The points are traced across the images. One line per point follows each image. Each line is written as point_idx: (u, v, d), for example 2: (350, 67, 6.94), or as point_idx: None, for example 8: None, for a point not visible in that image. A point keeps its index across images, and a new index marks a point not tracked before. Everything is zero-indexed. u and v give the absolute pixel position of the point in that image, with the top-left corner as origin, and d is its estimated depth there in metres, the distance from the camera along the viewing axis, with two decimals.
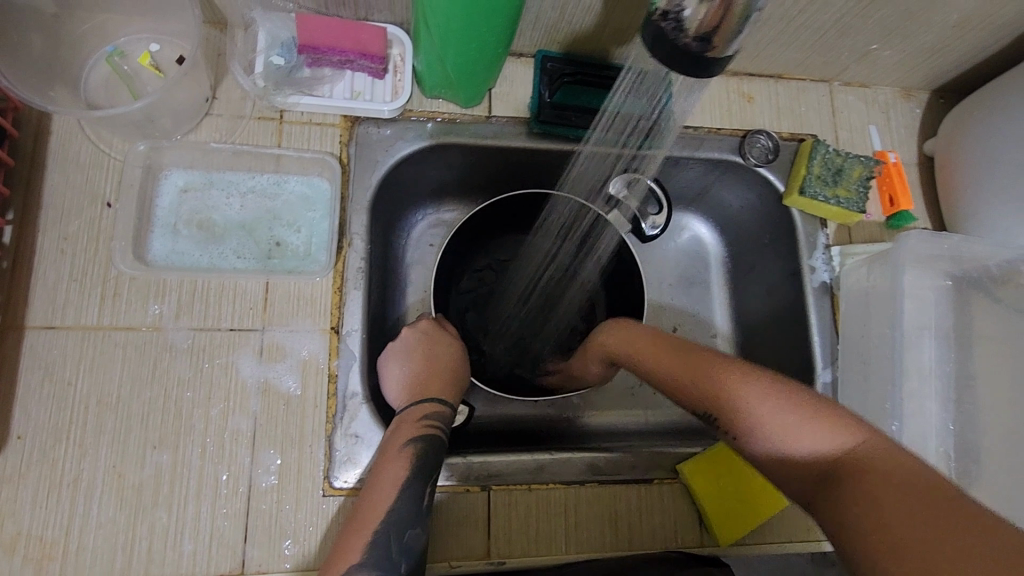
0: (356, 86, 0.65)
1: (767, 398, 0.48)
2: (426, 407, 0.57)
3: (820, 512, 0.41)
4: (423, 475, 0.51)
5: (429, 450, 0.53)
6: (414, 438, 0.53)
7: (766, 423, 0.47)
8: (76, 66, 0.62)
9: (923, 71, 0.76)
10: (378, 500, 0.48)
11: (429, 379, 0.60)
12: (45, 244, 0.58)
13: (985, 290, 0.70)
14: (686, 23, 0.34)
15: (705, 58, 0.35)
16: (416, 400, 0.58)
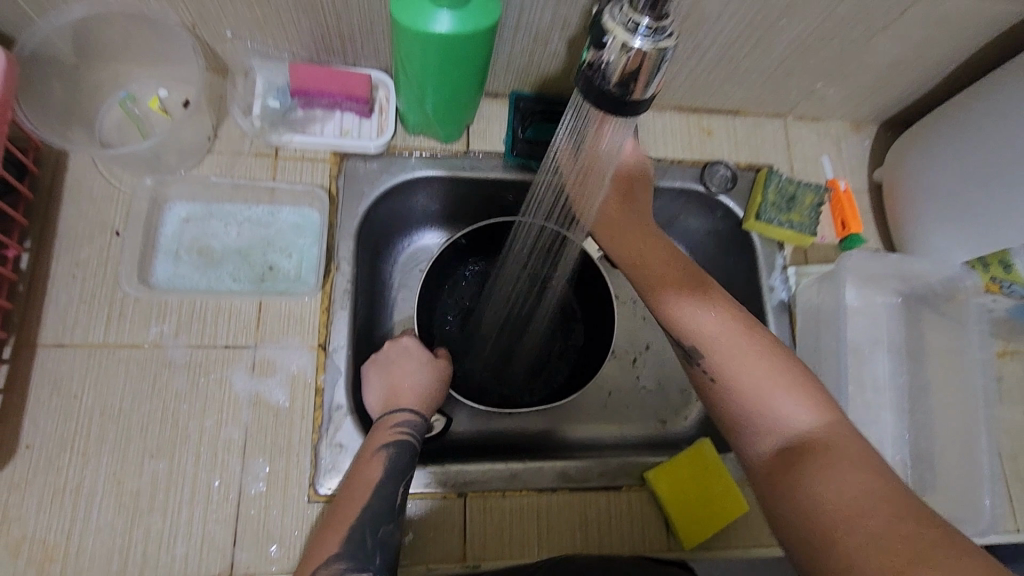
0: (345, 124, 0.72)
1: (760, 360, 0.56)
2: (400, 417, 0.63)
3: (790, 461, 0.50)
4: (396, 478, 0.58)
5: (400, 457, 0.59)
6: (388, 443, 0.60)
7: (749, 382, 0.55)
8: (93, 110, 0.69)
9: (869, 106, 0.82)
10: (354, 499, 0.56)
11: (406, 391, 0.66)
12: (59, 269, 0.64)
13: (929, 306, 0.75)
14: (610, 73, 0.39)
15: (628, 100, 0.40)
16: (389, 410, 0.64)
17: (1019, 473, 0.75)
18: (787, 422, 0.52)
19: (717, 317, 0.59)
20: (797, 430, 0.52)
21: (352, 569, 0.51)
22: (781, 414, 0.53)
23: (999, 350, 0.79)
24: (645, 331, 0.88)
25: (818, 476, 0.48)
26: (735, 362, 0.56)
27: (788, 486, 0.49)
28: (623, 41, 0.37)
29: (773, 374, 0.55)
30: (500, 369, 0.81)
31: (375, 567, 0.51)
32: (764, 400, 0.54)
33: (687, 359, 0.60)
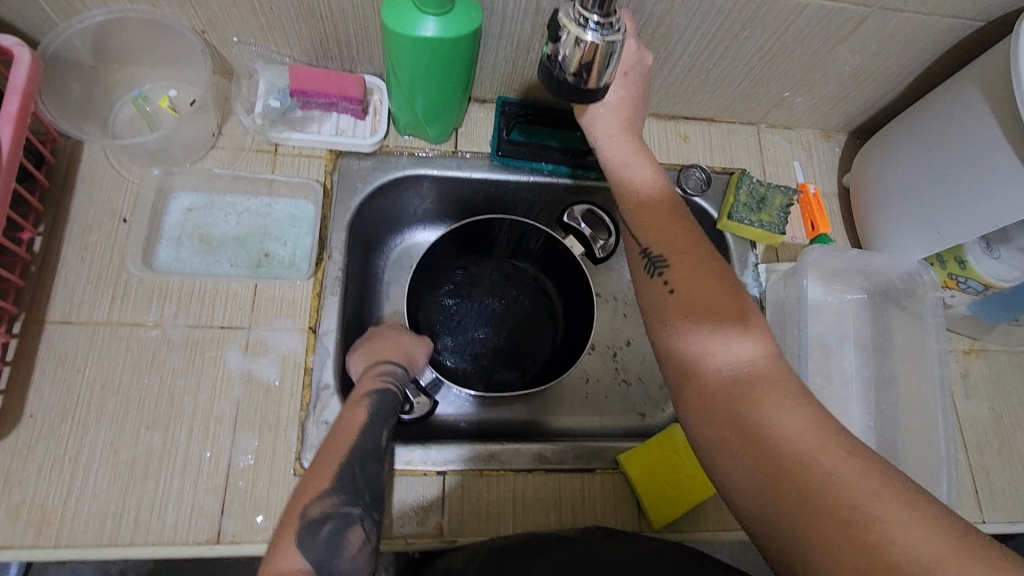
0: (341, 124, 0.78)
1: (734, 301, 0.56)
2: (381, 367, 0.69)
3: (745, 388, 0.50)
4: (381, 417, 0.63)
5: (384, 398, 0.65)
6: (371, 386, 0.65)
7: (719, 307, 0.55)
8: (108, 108, 0.74)
9: (836, 115, 0.87)
10: (342, 438, 0.59)
11: (387, 349, 0.72)
12: (69, 252, 0.68)
13: (894, 301, 0.78)
14: (566, 64, 0.46)
15: (584, 87, 0.47)
16: (371, 363, 0.70)
17: (987, 466, 0.77)
18: (732, 346, 0.53)
19: (686, 244, 0.60)
20: (745, 356, 0.52)
21: (342, 504, 0.55)
22: (730, 337, 0.53)
23: (965, 347, 0.82)
24: (626, 327, 0.91)
25: (766, 399, 0.49)
26: (709, 291, 0.56)
27: (729, 398, 0.50)
28: (575, 36, 0.43)
29: (732, 303, 0.55)
30: (485, 358, 0.84)
31: (365, 504, 0.56)
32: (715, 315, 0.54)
33: (648, 265, 0.60)
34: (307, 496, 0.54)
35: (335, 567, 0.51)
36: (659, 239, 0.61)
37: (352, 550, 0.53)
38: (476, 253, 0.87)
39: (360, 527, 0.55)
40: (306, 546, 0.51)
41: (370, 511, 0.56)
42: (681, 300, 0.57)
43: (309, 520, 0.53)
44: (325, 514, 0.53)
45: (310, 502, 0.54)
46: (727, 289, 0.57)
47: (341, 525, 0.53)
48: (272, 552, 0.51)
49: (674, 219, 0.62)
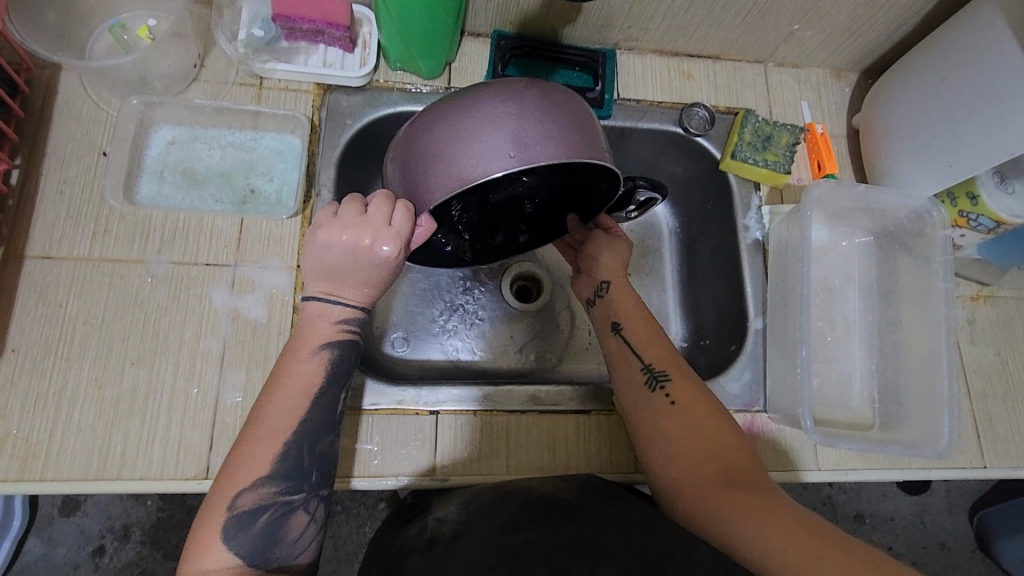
0: (329, 57, 0.74)
1: (717, 418, 0.59)
2: (346, 312, 0.57)
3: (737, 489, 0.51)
4: (335, 383, 0.57)
5: (343, 361, 0.57)
6: (330, 344, 0.56)
7: (701, 419, 0.58)
8: (84, 37, 0.71)
9: (847, 52, 0.83)
10: (288, 409, 0.54)
11: (344, 279, 0.55)
12: (47, 186, 0.66)
13: (901, 243, 0.75)
14: None
15: None
16: (323, 297, 0.56)
17: (989, 412, 0.75)
18: (728, 455, 0.55)
19: (677, 359, 0.63)
20: (738, 463, 0.55)
21: (283, 492, 0.52)
22: (722, 445, 0.56)
23: (973, 293, 0.80)
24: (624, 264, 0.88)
25: (766, 494, 0.51)
26: (696, 405, 0.59)
27: (735, 492, 0.51)
28: None
29: (721, 417, 0.59)
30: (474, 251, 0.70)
31: (308, 488, 0.53)
32: (711, 432, 0.57)
33: (648, 378, 0.62)
34: (241, 482, 0.51)
35: (272, 557, 0.51)
36: (657, 352, 0.64)
37: (291, 537, 0.52)
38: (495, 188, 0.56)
39: (302, 512, 0.53)
40: (236, 543, 0.50)
41: (316, 492, 0.54)
42: (682, 414, 0.59)
43: (241, 513, 0.50)
44: (261, 505, 0.51)
45: (244, 492, 0.51)
46: (713, 405, 0.60)
47: (281, 515, 0.52)
48: (200, 547, 0.50)
49: (665, 338, 0.66)
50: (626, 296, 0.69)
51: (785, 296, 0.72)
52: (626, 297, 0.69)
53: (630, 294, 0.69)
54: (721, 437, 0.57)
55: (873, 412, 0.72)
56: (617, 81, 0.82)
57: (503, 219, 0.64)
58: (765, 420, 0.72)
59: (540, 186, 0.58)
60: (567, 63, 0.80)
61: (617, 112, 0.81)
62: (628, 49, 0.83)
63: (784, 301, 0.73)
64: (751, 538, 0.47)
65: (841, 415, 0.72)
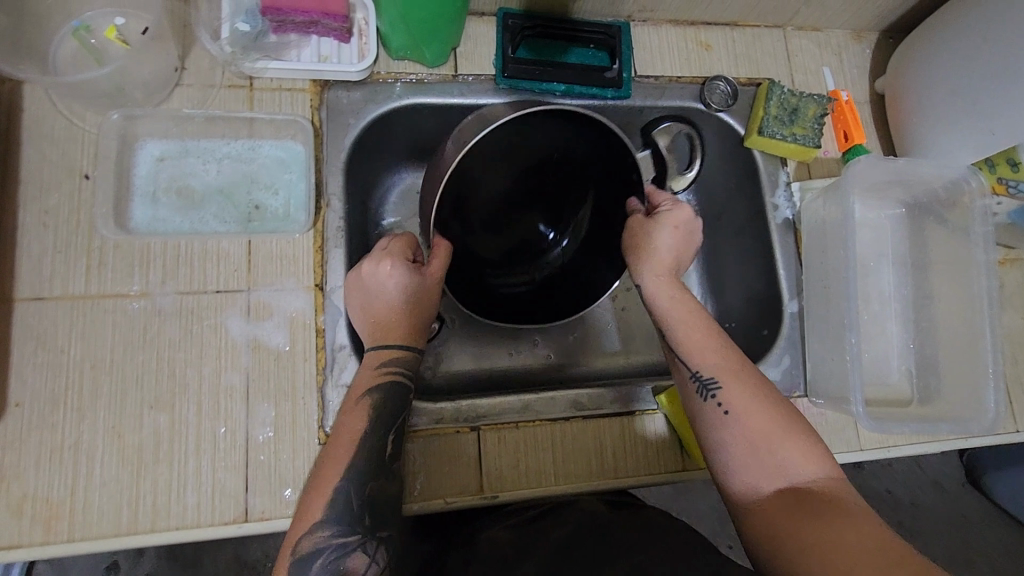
0: (323, 51, 0.67)
1: (781, 426, 0.55)
2: (388, 355, 0.60)
3: (802, 507, 0.50)
4: (383, 426, 0.57)
5: (386, 404, 0.58)
6: (372, 389, 0.58)
7: (759, 427, 0.55)
8: (44, 42, 0.62)
9: (870, 12, 0.79)
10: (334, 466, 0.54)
11: (393, 325, 0.61)
12: (27, 218, 0.60)
13: (936, 214, 0.73)
14: None
15: None
16: (379, 344, 0.60)
17: (1020, 378, 0.75)
18: (799, 469, 0.53)
19: (736, 360, 0.60)
20: (806, 475, 0.53)
21: (337, 534, 0.52)
22: (791, 459, 0.53)
23: (1001, 257, 0.79)
24: None
25: (834, 510, 0.49)
26: (756, 415, 0.56)
27: (793, 510, 0.50)
28: None
29: (789, 425, 0.55)
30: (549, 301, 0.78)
31: (363, 530, 0.53)
32: (777, 445, 0.54)
33: (699, 388, 0.59)
34: (300, 528, 0.52)
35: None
36: (706, 356, 0.60)
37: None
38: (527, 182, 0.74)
39: (360, 552, 0.53)
40: None
41: (372, 533, 0.54)
42: (740, 426, 0.55)
43: (301, 556, 0.51)
44: (316, 549, 0.51)
45: (302, 536, 0.52)
46: (781, 412, 0.56)
47: (337, 557, 0.52)
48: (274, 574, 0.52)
49: (716, 335, 0.62)
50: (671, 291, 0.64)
51: (826, 280, 0.70)
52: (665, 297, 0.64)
53: (675, 291, 0.64)
54: (785, 448, 0.54)
55: (911, 388, 0.72)
56: (634, 58, 0.76)
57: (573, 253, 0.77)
58: (807, 405, 0.72)
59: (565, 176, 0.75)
60: (580, 40, 0.74)
61: (636, 92, 0.76)
62: (643, 21, 0.78)
63: (824, 285, 0.71)
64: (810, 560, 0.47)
65: (881, 393, 0.71)
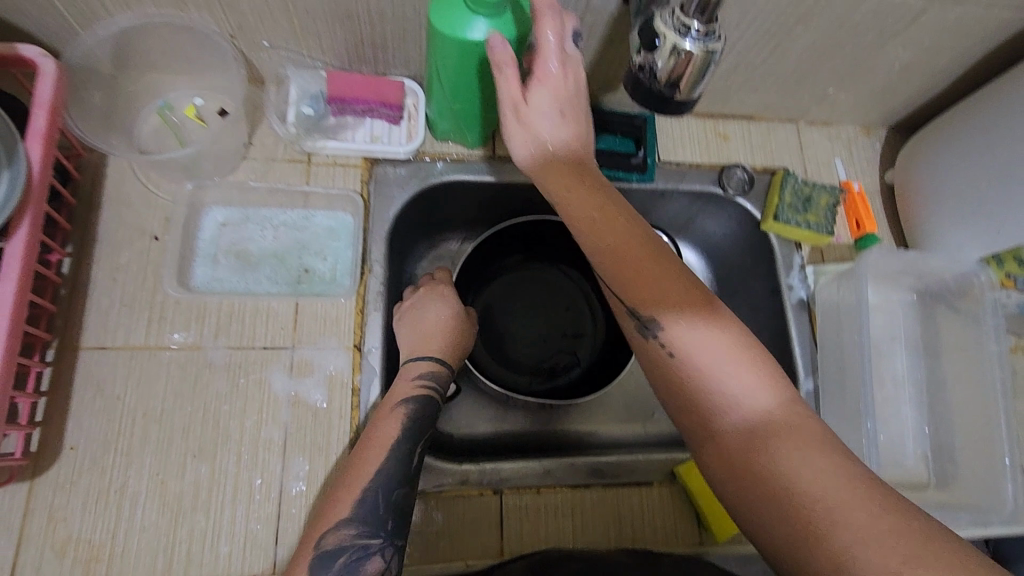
0: (375, 131, 0.74)
1: (732, 352, 0.51)
2: (422, 368, 0.65)
3: (762, 443, 0.47)
4: (413, 436, 0.60)
5: (418, 413, 0.61)
6: (406, 400, 0.62)
7: (705, 356, 0.51)
8: (131, 119, 0.70)
9: (877, 111, 0.86)
10: (361, 470, 0.56)
11: (432, 339, 0.67)
12: (99, 274, 0.65)
13: (947, 302, 0.76)
14: (659, 74, 0.49)
15: (674, 96, 0.50)
16: (412, 359, 0.66)
17: None
18: (747, 397, 0.49)
19: (668, 271, 0.56)
20: (764, 407, 0.48)
21: (360, 535, 0.52)
22: (741, 390, 0.49)
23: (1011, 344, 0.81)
24: None
25: (789, 441, 0.46)
26: (701, 345, 0.52)
27: (745, 450, 0.47)
28: (673, 44, 0.46)
29: (737, 349, 0.51)
30: (577, 378, 0.85)
31: (384, 534, 0.53)
32: (725, 371, 0.50)
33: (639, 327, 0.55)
34: (325, 523, 0.53)
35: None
36: (641, 286, 0.55)
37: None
38: (540, 276, 0.88)
39: (379, 557, 0.52)
40: None
41: (392, 539, 0.53)
42: (685, 362, 0.52)
43: (324, 552, 0.51)
44: (340, 546, 0.51)
45: (327, 532, 0.52)
46: (724, 330, 0.52)
47: (358, 558, 0.51)
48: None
49: (649, 255, 0.56)
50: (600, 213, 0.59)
51: (842, 363, 0.73)
52: (587, 224, 0.58)
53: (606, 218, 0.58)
54: (733, 372, 0.50)
55: (929, 472, 0.72)
56: (658, 144, 0.82)
57: (586, 336, 0.87)
58: None
59: (569, 268, 0.89)
60: (608, 124, 0.80)
61: (659, 176, 0.82)
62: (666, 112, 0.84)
63: (841, 366, 0.74)
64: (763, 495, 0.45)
65: (896, 475, 0.71)
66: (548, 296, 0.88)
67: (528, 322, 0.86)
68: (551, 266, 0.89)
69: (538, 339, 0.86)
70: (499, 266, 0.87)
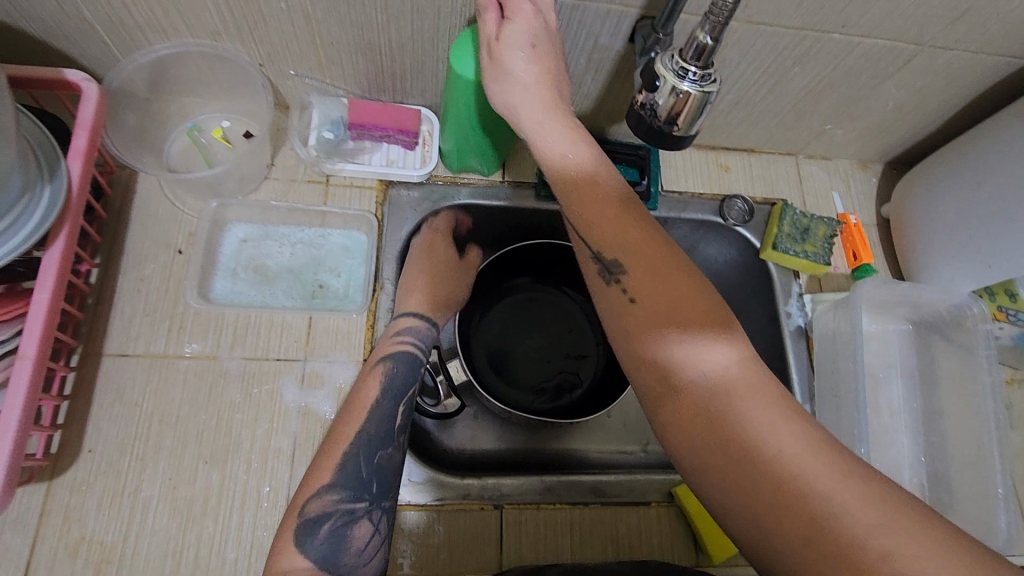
0: (391, 155, 0.78)
1: (695, 308, 0.49)
2: (401, 328, 0.68)
3: (722, 404, 0.46)
4: (392, 395, 0.63)
5: (396, 369, 0.64)
6: (383, 357, 0.65)
7: (667, 309, 0.50)
8: (162, 139, 0.74)
9: (874, 147, 0.89)
10: (344, 434, 0.59)
11: (415, 298, 0.71)
12: (125, 284, 0.69)
13: (942, 333, 0.78)
14: (659, 111, 0.52)
15: (671, 133, 0.54)
16: (394, 320, 0.70)
17: None
18: (710, 354, 0.47)
19: (630, 216, 0.55)
20: (724, 365, 0.47)
21: (343, 500, 0.55)
22: (703, 347, 0.48)
23: (1006, 377, 0.83)
24: None
25: (748, 402, 0.45)
26: (666, 302, 0.50)
27: (707, 413, 0.46)
28: (672, 85, 0.50)
29: (699, 303, 0.50)
30: (579, 397, 0.87)
31: (369, 497, 0.56)
32: (688, 326, 0.49)
33: (602, 271, 0.54)
34: (307, 491, 0.56)
35: (341, 563, 0.53)
36: (608, 231, 0.54)
37: (357, 545, 0.54)
38: (545, 296, 0.91)
39: (366, 521, 0.55)
40: (309, 548, 0.53)
41: (378, 502, 0.57)
42: (647, 315, 0.50)
43: (310, 519, 0.54)
44: (325, 512, 0.54)
45: (310, 500, 0.55)
46: (689, 282, 0.51)
47: (343, 522, 0.54)
48: (281, 545, 0.54)
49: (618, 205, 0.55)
50: (566, 149, 0.57)
51: (837, 389, 0.75)
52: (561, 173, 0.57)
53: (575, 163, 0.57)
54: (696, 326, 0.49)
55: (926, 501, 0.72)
56: (661, 174, 0.86)
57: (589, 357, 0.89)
58: None
59: (574, 290, 0.91)
60: (616, 157, 0.82)
61: (662, 204, 0.85)
62: None
63: (836, 393, 0.75)
64: (723, 457, 0.45)
65: None
66: (553, 316, 0.90)
67: (532, 341, 0.89)
68: (557, 287, 0.91)
69: (542, 358, 0.88)
70: (506, 286, 0.90)
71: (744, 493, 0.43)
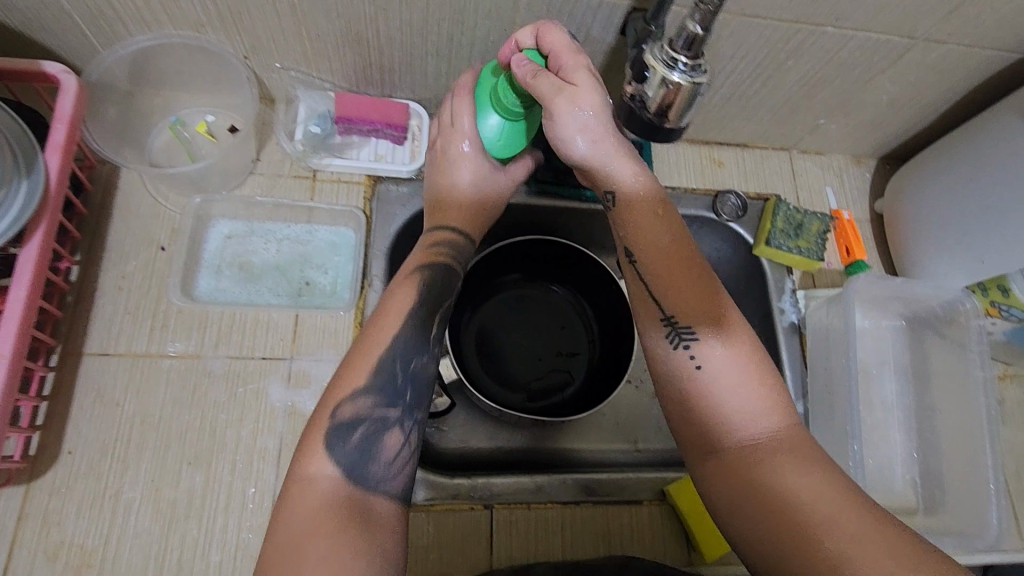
0: (380, 150, 0.76)
1: (755, 376, 0.51)
2: (441, 238, 0.65)
3: (771, 465, 0.47)
4: (430, 303, 0.60)
5: (433, 279, 0.61)
6: (423, 265, 0.61)
7: (729, 372, 0.51)
8: (144, 133, 0.73)
9: (867, 142, 0.88)
10: (377, 340, 0.56)
11: (453, 211, 0.67)
12: (105, 282, 0.67)
13: (935, 329, 0.78)
14: (649, 103, 0.51)
15: (662, 125, 0.52)
16: (431, 229, 0.66)
17: None
18: (766, 419, 0.49)
19: (702, 275, 0.55)
20: (773, 430, 0.49)
21: (377, 405, 0.53)
22: (758, 411, 0.50)
23: (999, 373, 0.83)
24: None
25: (795, 463, 0.47)
26: (728, 366, 0.51)
27: (758, 471, 0.47)
28: (662, 76, 0.49)
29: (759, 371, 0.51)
30: (571, 395, 0.86)
31: (402, 406, 0.53)
32: (749, 394, 0.50)
33: (671, 333, 0.54)
34: (339, 395, 0.52)
35: (369, 472, 0.50)
36: (683, 294, 0.54)
37: (388, 453, 0.51)
38: (537, 294, 0.90)
39: (397, 430, 0.53)
40: (335, 453, 0.50)
41: (411, 412, 0.54)
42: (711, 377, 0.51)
43: (340, 424, 0.51)
44: (358, 417, 0.52)
45: (342, 403, 0.52)
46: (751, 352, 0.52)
47: (374, 429, 0.51)
48: (304, 454, 0.50)
49: (691, 266, 0.56)
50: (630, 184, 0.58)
51: (830, 387, 0.74)
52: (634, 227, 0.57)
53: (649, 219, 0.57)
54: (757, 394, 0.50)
55: (917, 497, 0.72)
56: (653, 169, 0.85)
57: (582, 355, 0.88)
58: None
59: (565, 287, 0.90)
60: None
61: None
62: None
63: (829, 390, 0.75)
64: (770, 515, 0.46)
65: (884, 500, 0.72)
66: (544, 314, 0.89)
67: (524, 339, 0.88)
68: (548, 285, 0.90)
69: (535, 356, 0.87)
70: (497, 284, 0.88)
71: (779, 534, 0.45)
